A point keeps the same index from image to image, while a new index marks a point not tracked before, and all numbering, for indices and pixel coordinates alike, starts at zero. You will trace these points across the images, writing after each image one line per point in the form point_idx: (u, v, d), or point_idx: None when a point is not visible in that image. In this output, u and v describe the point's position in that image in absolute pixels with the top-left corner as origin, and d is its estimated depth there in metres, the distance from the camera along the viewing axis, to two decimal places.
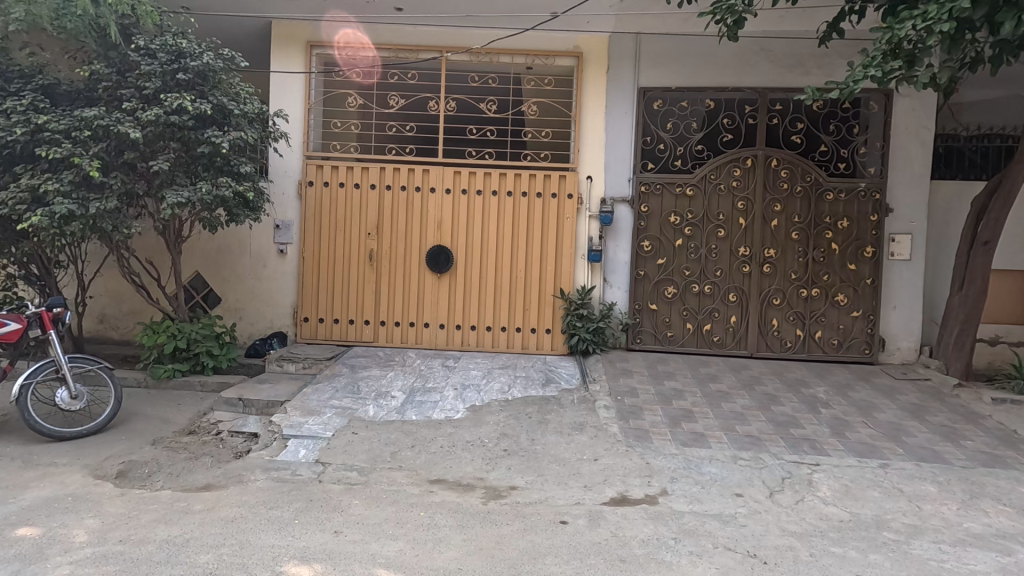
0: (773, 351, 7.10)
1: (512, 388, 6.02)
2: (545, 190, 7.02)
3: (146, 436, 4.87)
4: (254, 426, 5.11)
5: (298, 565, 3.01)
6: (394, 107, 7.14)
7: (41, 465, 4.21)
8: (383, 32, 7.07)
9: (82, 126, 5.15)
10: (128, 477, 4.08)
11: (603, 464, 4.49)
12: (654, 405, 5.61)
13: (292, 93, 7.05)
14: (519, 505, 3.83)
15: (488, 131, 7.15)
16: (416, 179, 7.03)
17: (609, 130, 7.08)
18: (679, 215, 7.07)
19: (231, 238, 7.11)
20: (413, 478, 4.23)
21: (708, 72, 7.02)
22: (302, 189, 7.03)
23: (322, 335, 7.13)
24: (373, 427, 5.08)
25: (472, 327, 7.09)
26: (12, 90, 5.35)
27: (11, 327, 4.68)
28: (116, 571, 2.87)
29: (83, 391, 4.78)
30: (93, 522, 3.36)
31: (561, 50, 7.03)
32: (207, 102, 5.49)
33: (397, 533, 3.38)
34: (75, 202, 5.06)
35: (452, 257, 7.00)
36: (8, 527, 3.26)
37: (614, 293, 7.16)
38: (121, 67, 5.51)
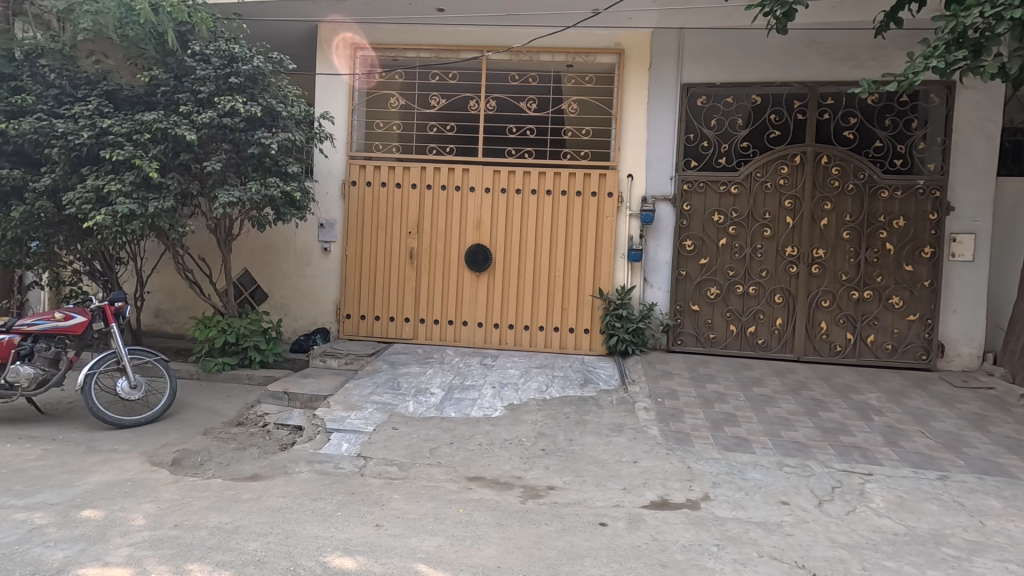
0: (821, 355, 6.85)
1: (550, 388, 5.99)
2: (584, 188, 6.98)
3: (198, 426, 5.08)
4: (299, 419, 5.25)
5: (341, 556, 3.07)
6: (435, 108, 7.23)
7: (103, 450, 4.44)
8: (425, 33, 7.15)
9: (142, 129, 5.41)
10: (182, 465, 4.26)
11: (642, 467, 4.42)
12: (695, 408, 5.49)
13: (335, 94, 7.22)
14: (558, 505, 3.81)
15: (527, 129, 7.15)
16: (456, 178, 7.10)
17: (651, 128, 6.96)
18: (723, 214, 6.90)
19: (278, 236, 7.33)
20: (452, 474, 4.27)
21: (755, 66, 6.82)
22: (345, 188, 7.20)
23: (363, 332, 7.28)
24: (412, 423, 5.15)
25: (510, 326, 7.10)
26: (80, 96, 5.63)
27: (77, 320, 5.00)
28: (171, 554, 2.99)
29: (141, 381, 5.03)
30: (150, 507, 3.52)
31: (601, 47, 6.97)
32: (257, 104, 5.69)
33: (437, 529, 3.41)
34: (135, 202, 5.34)
35: (490, 256, 7.02)
36: (74, 508, 3.46)
37: (655, 293, 7.03)
38: (178, 72, 5.75)
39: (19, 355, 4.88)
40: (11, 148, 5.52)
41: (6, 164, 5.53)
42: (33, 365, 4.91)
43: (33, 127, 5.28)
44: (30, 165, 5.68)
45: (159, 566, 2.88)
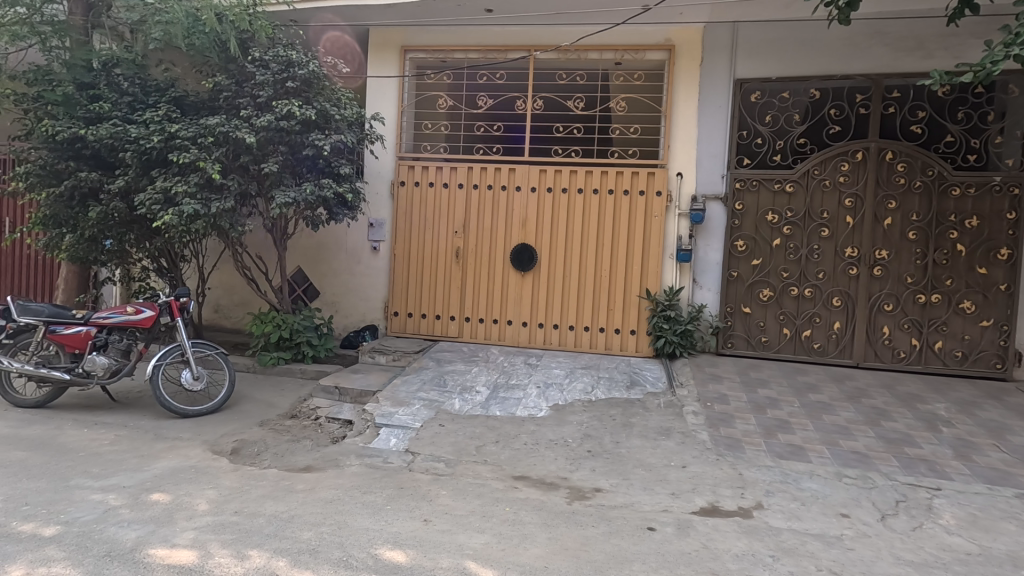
0: (883, 362, 6.52)
1: (595, 389, 5.95)
2: (632, 188, 6.88)
3: (255, 417, 5.29)
4: (349, 413, 5.40)
5: (392, 549, 3.13)
6: (482, 108, 7.29)
7: (169, 438, 4.69)
8: (473, 34, 7.20)
9: (207, 133, 5.66)
10: (241, 454, 4.45)
11: (692, 472, 4.32)
12: (746, 414, 5.33)
13: (386, 96, 7.38)
14: (605, 508, 3.77)
15: (575, 128, 7.10)
16: (502, 178, 7.13)
17: (702, 125, 6.79)
18: (777, 213, 6.66)
19: (329, 235, 7.55)
20: (498, 472, 4.29)
21: (814, 59, 6.54)
22: (394, 188, 7.35)
23: (410, 330, 7.41)
24: (458, 420, 5.21)
25: (555, 326, 7.07)
26: (150, 102, 5.94)
27: (146, 314, 5.26)
28: (232, 539, 3.12)
29: (203, 373, 5.28)
30: (212, 494, 3.69)
31: (651, 44, 6.83)
32: (312, 108, 5.88)
33: (484, 526, 3.44)
34: (200, 202, 5.60)
35: (536, 255, 7.03)
36: (144, 492, 3.66)
37: (704, 295, 6.86)
38: (239, 78, 5.99)
39: (95, 346, 5.21)
40: (89, 152, 5.89)
41: (84, 167, 5.90)
42: (107, 356, 5.23)
43: (109, 133, 5.61)
44: (105, 168, 6.04)
45: (222, 550, 3.01)
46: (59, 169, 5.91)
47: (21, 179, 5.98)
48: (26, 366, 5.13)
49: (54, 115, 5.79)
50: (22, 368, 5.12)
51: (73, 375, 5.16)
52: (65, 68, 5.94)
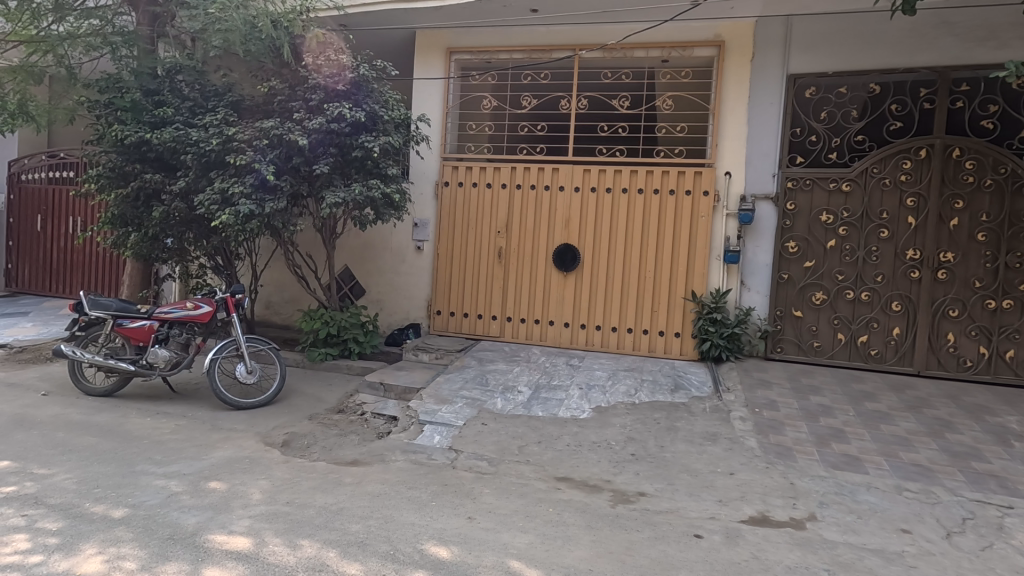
0: (947, 370, 6.18)
1: (638, 392, 5.86)
2: (679, 187, 6.75)
3: (304, 411, 5.46)
4: (393, 409, 5.50)
5: (436, 545, 3.17)
6: (526, 108, 7.30)
7: (224, 428, 4.89)
8: (518, 34, 7.21)
9: (262, 136, 5.87)
10: (291, 447, 4.60)
11: (739, 479, 4.20)
12: (797, 421, 5.14)
13: (431, 98, 7.48)
14: (649, 513, 3.71)
15: (619, 128, 7.06)
16: (546, 178, 7.12)
17: (753, 122, 6.59)
18: (832, 213, 6.40)
19: (375, 235, 7.71)
20: (540, 473, 4.29)
21: (874, 52, 6.27)
22: (438, 189, 7.45)
23: (452, 329, 7.48)
24: (501, 419, 5.23)
25: (597, 328, 7.01)
26: (210, 106, 6.18)
27: (204, 309, 5.50)
28: (285, 528, 3.23)
29: (256, 367, 5.48)
30: (265, 484, 3.83)
31: (700, 40, 6.68)
32: (361, 110, 6.03)
33: (528, 526, 3.44)
34: (254, 203, 5.81)
35: (579, 256, 6.99)
36: (202, 479, 3.83)
37: (753, 298, 6.65)
38: (292, 82, 6.18)
39: (157, 339, 5.47)
40: (153, 155, 6.19)
41: (149, 169, 6.22)
42: (168, 349, 5.50)
43: (172, 137, 5.89)
44: (168, 171, 6.34)
45: (275, 538, 3.11)
46: (127, 172, 6.25)
47: (92, 181, 6.35)
48: (96, 357, 5.45)
49: (122, 120, 6.12)
50: (92, 359, 5.44)
51: (138, 366, 5.45)
52: (132, 76, 6.27)
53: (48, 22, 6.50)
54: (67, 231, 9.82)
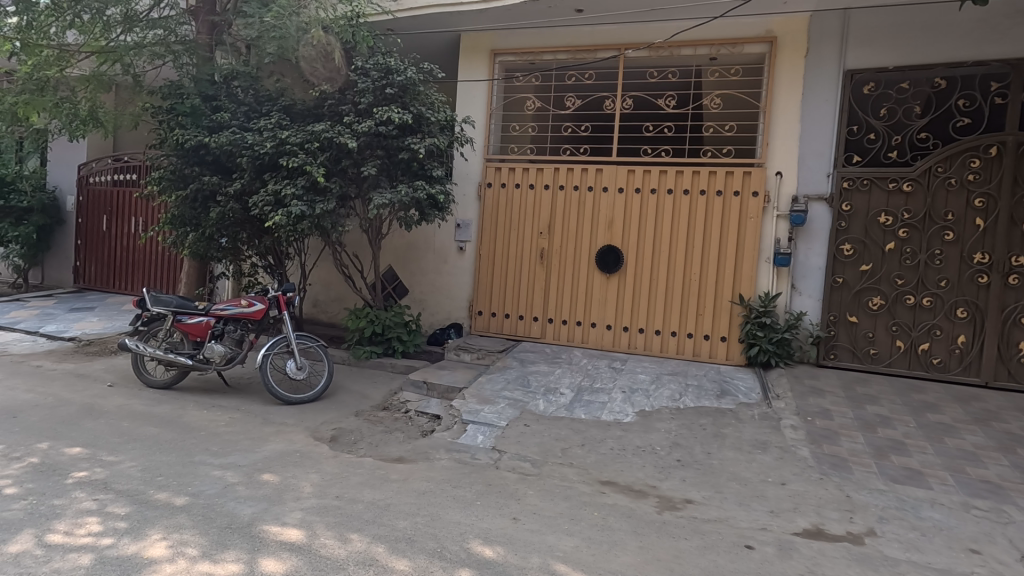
0: (1018, 381, 5.82)
1: (683, 396, 5.74)
2: (726, 188, 6.58)
3: (350, 408, 5.58)
4: (436, 408, 5.57)
5: (482, 545, 3.18)
6: (570, 109, 7.28)
7: (276, 422, 5.05)
8: (562, 35, 7.19)
9: (313, 139, 6.01)
10: (339, 442, 4.71)
11: (792, 490, 4.06)
12: (853, 431, 4.93)
13: (475, 100, 7.53)
14: (697, 521, 3.63)
15: (665, 127, 6.95)
16: (589, 179, 7.07)
17: (806, 120, 6.36)
18: (891, 214, 6.11)
19: (419, 236, 7.80)
20: (584, 476, 4.25)
21: (940, 45, 5.97)
22: (481, 190, 7.49)
23: (494, 329, 7.50)
24: (543, 421, 5.22)
25: (640, 330, 6.91)
26: (264, 111, 6.38)
27: (257, 307, 5.70)
28: (335, 522, 3.30)
29: (306, 364, 5.63)
30: (315, 478, 3.93)
31: (751, 37, 6.49)
32: (408, 112, 6.15)
33: (573, 530, 3.41)
34: (306, 204, 5.96)
35: (622, 257, 6.91)
36: (256, 471, 3.96)
37: (804, 302, 6.43)
38: (342, 86, 6.34)
39: (213, 335, 5.71)
40: (211, 158, 6.44)
41: (206, 172, 6.45)
42: (223, 345, 5.72)
43: (229, 140, 6.10)
44: (223, 173, 6.58)
45: (326, 531, 3.19)
46: (186, 174, 6.53)
47: (155, 183, 6.67)
48: (157, 351, 5.72)
49: (183, 125, 6.40)
50: (154, 352, 5.72)
51: (195, 361, 5.69)
52: (193, 83, 6.56)
53: (117, 33, 6.88)
54: (130, 231, 10.36)
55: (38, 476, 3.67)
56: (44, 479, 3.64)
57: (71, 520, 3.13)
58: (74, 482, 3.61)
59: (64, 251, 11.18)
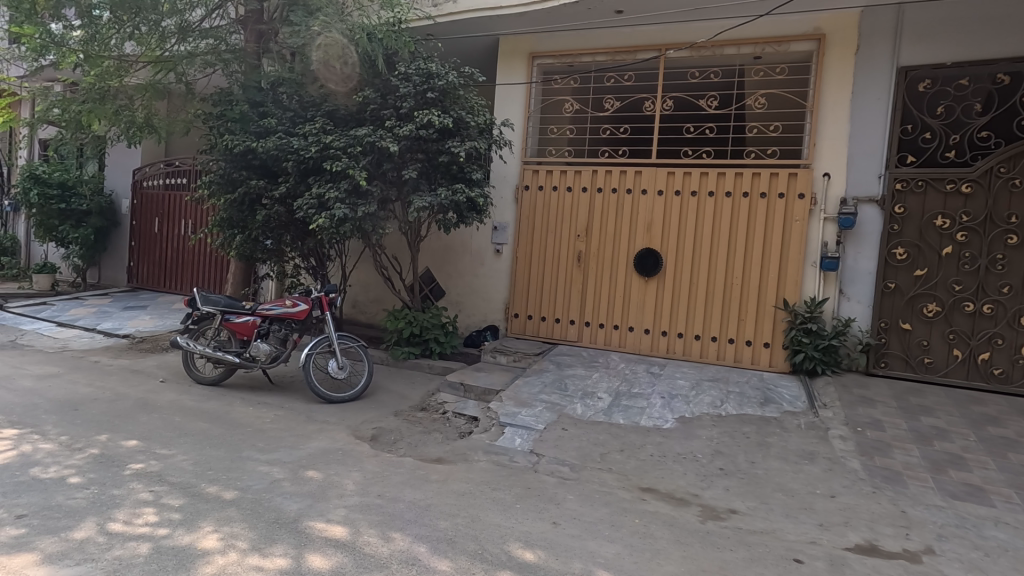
0: None
1: (725, 404, 5.61)
2: (770, 189, 6.41)
3: (389, 407, 5.66)
4: (474, 410, 5.60)
5: (522, 548, 3.17)
6: (609, 111, 7.25)
7: (318, 420, 5.16)
8: (601, 36, 7.14)
9: (356, 143, 6.12)
10: (380, 441, 4.77)
11: (842, 503, 3.91)
12: (907, 444, 4.72)
13: (514, 102, 7.54)
14: (743, 532, 3.53)
15: (706, 128, 6.84)
16: (627, 181, 6.99)
17: (857, 119, 6.14)
18: (949, 217, 5.83)
19: (456, 238, 7.86)
20: (624, 482, 4.19)
21: (1002, 39, 5.68)
22: (518, 193, 7.50)
23: (529, 332, 7.50)
24: (581, 425, 5.18)
25: (679, 335, 6.79)
26: (308, 116, 6.52)
27: (301, 307, 5.84)
28: (378, 520, 3.35)
29: (346, 363, 5.74)
30: (357, 476, 3.99)
31: (798, 34, 6.31)
32: (449, 116, 6.23)
33: (614, 536, 3.37)
34: (348, 207, 6.07)
35: (661, 260, 6.81)
36: (301, 468, 4.05)
37: (853, 308, 6.19)
38: (384, 91, 6.44)
39: (259, 334, 5.88)
40: (258, 162, 6.61)
41: (254, 176, 6.64)
42: (268, 344, 5.89)
43: (276, 145, 6.27)
44: (269, 177, 6.76)
45: (369, 529, 3.23)
46: (234, 178, 6.73)
47: (205, 187, 6.91)
48: (205, 349, 5.91)
49: (232, 130, 6.60)
50: (203, 350, 5.92)
51: (241, 359, 5.86)
52: (241, 90, 6.77)
53: (172, 43, 7.18)
54: (180, 233, 10.79)
55: (98, 466, 3.85)
56: (104, 470, 3.81)
57: (130, 510, 3.27)
58: (131, 473, 3.77)
59: (119, 251, 11.72)
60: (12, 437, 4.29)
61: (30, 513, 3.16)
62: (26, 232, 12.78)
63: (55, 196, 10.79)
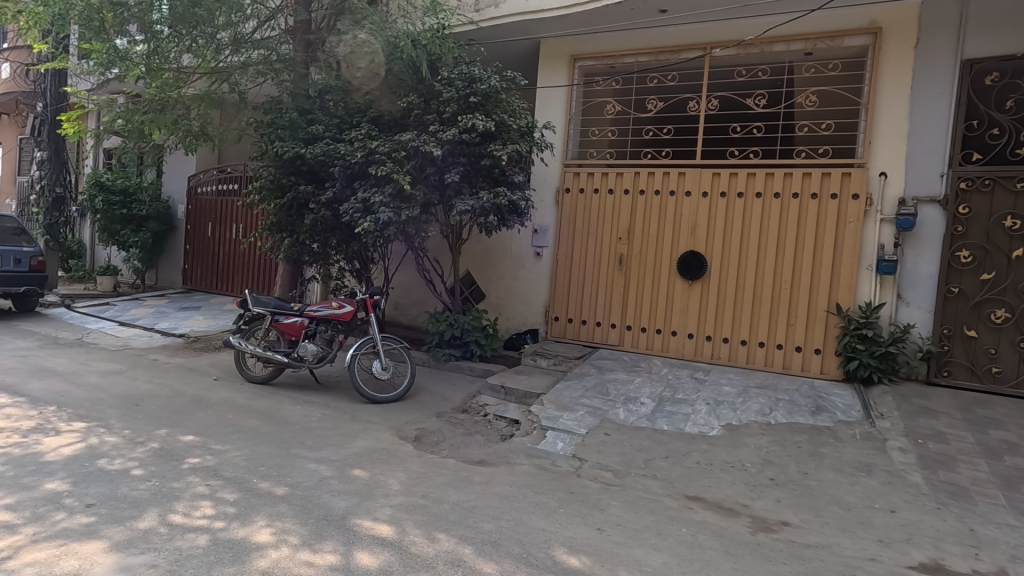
0: None
1: (774, 411, 5.42)
2: (823, 190, 6.18)
3: (432, 408, 5.72)
4: (515, 413, 5.60)
5: (567, 553, 3.13)
6: (652, 112, 7.16)
7: (363, 420, 5.25)
8: (644, 36, 7.05)
9: (399, 148, 6.21)
10: (423, 442, 4.82)
11: (904, 519, 3.71)
12: (974, 458, 4.45)
13: (555, 105, 7.52)
14: (796, 545, 3.39)
15: (754, 128, 6.68)
16: (671, 183, 6.87)
17: (916, 115, 5.86)
18: (1019, 218, 5.49)
19: (496, 241, 7.88)
20: (669, 490, 4.10)
21: None
22: (559, 195, 7.47)
23: (570, 336, 7.44)
24: (624, 430, 5.11)
25: (724, 340, 6.61)
26: (354, 122, 6.67)
27: (346, 309, 5.97)
28: (423, 521, 3.38)
29: (390, 364, 5.83)
30: (401, 475, 4.05)
31: (853, 29, 6.07)
32: (491, 120, 6.27)
33: (661, 545, 3.29)
34: (393, 211, 6.15)
35: (705, 263, 6.66)
36: (347, 466, 4.14)
37: (912, 313, 5.90)
38: (427, 96, 6.54)
39: (306, 335, 6.04)
40: (306, 168, 6.80)
41: (302, 181, 6.83)
42: (315, 344, 6.05)
43: (323, 151, 6.43)
44: (317, 182, 6.94)
45: (415, 529, 3.26)
46: (283, 184, 6.94)
47: (257, 193, 7.15)
48: (256, 348, 6.11)
49: (282, 137, 6.80)
50: (254, 350, 6.11)
51: (290, 359, 6.03)
52: (291, 98, 7.00)
53: (226, 54, 7.48)
54: (231, 237, 11.21)
55: (159, 460, 4.02)
56: (164, 463, 3.98)
57: (188, 503, 3.40)
58: (189, 467, 3.93)
59: (175, 254, 12.28)
60: (80, 430, 4.53)
61: (99, 502, 3.34)
62: (91, 236, 13.53)
63: (117, 202, 11.36)
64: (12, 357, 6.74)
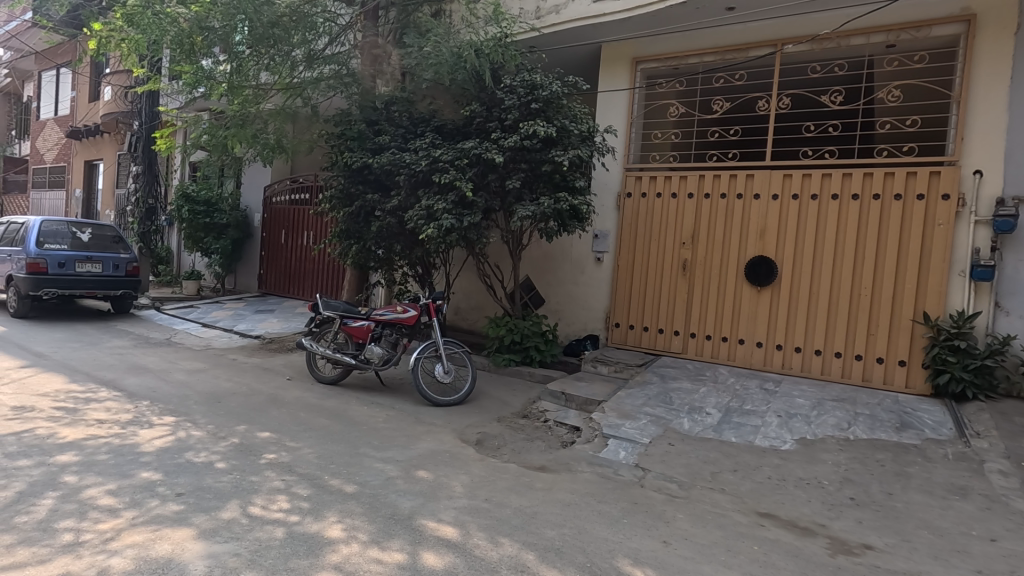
0: None
1: (853, 426, 5.10)
2: (907, 191, 5.77)
3: (492, 413, 5.76)
4: (575, 420, 5.55)
5: (632, 565, 3.07)
6: (717, 113, 6.98)
7: (425, 422, 5.36)
8: (709, 35, 6.84)
9: (462, 156, 6.36)
10: (484, 446, 4.87)
11: (1006, 549, 3.39)
12: None
13: (616, 109, 7.44)
14: (881, 571, 3.17)
15: (830, 126, 6.35)
16: (738, 186, 6.62)
17: (1016, 107, 5.38)
18: None
19: (555, 247, 7.86)
20: (739, 505, 3.94)
21: None
22: (620, 200, 7.37)
23: (631, 342, 7.30)
24: (689, 441, 4.95)
25: (796, 349, 6.29)
26: (419, 131, 6.87)
27: (410, 313, 6.14)
28: (486, 525, 3.40)
29: (451, 368, 5.94)
30: (464, 478, 4.10)
31: (941, 18, 5.67)
32: (552, 126, 6.28)
33: (731, 562, 3.16)
34: (455, 217, 6.27)
35: (775, 269, 6.38)
36: (412, 467, 4.23)
37: (1013, 323, 5.42)
38: (489, 104, 6.64)
39: (372, 338, 6.25)
40: (372, 177, 7.07)
41: (369, 190, 7.09)
42: (380, 347, 6.24)
43: (390, 160, 6.64)
44: (382, 190, 7.17)
45: (478, 533, 3.30)
46: (351, 193, 7.22)
47: (327, 202, 7.49)
48: (326, 350, 6.37)
49: (350, 148, 7.09)
50: (324, 351, 6.38)
51: (357, 360, 6.25)
52: (359, 109, 7.29)
53: (299, 70, 7.98)
54: (303, 243, 11.78)
55: (239, 454, 4.27)
56: (243, 457, 4.23)
57: (266, 496, 3.59)
58: (266, 462, 4.15)
59: (251, 260, 13.05)
60: (170, 423, 4.88)
61: (187, 492, 3.58)
62: (178, 243, 14.60)
63: (202, 211, 12.24)
64: (111, 355, 7.36)
